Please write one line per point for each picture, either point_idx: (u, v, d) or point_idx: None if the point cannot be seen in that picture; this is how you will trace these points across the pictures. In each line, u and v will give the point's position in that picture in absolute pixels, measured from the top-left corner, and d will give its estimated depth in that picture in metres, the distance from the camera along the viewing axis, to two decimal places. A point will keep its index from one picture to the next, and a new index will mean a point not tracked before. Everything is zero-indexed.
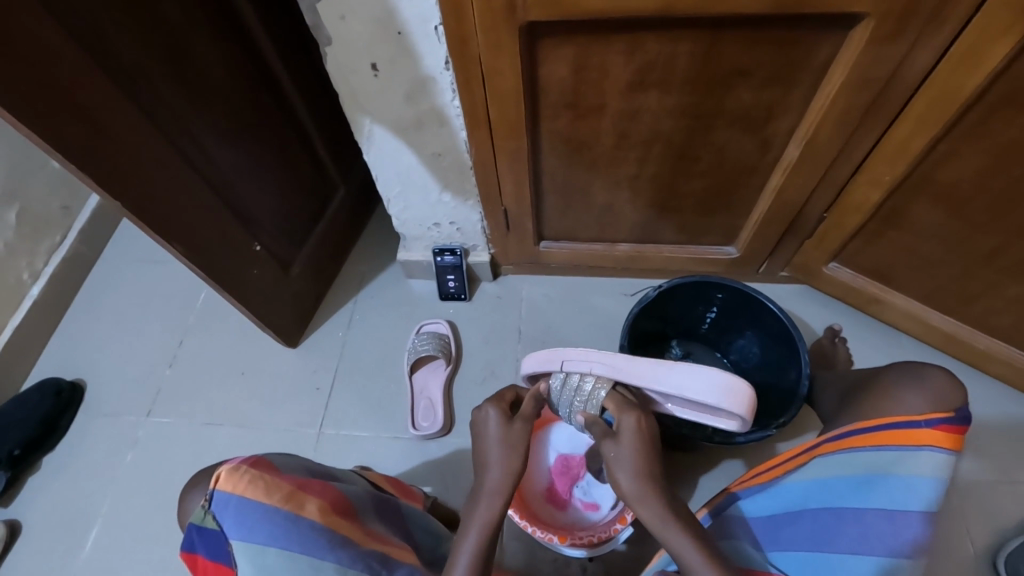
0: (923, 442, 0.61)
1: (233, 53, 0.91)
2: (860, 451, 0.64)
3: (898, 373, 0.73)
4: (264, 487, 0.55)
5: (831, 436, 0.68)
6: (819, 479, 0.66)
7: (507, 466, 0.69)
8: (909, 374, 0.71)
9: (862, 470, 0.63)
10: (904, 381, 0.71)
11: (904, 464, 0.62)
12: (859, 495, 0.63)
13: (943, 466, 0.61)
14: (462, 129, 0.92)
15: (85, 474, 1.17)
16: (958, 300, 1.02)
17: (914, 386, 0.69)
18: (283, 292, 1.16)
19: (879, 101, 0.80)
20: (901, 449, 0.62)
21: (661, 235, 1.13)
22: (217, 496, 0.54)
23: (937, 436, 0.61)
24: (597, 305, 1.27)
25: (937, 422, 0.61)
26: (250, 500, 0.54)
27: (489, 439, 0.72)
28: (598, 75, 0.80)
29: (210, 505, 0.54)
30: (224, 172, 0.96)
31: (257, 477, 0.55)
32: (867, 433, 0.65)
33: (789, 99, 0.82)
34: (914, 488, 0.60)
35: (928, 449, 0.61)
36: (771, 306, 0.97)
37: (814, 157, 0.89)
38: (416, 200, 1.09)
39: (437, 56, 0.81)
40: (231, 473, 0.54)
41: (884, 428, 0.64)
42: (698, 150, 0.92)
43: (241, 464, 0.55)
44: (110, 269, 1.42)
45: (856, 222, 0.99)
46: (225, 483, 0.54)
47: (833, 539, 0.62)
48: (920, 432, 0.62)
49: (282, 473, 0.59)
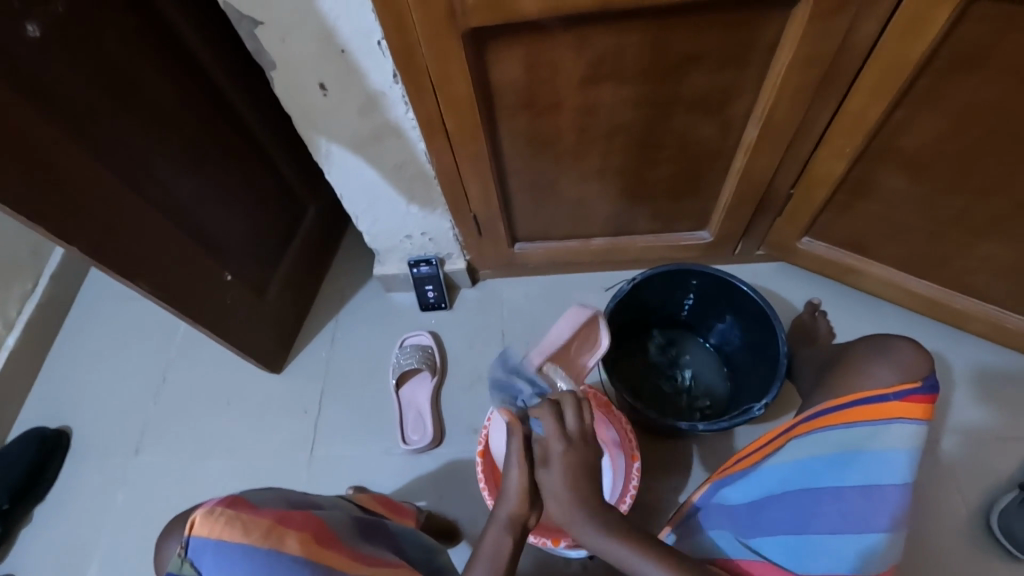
0: (894, 415, 0.62)
1: (182, 82, 0.90)
2: (834, 429, 0.64)
3: (869, 345, 0.73)
4: (241, 527, 0.55)
5: (806, 416, 0.67)
6: (797, 460, 0.65)
7: (512, 506, 0.65)
8: (880, 346, 0.71)
9: (837, 448, 0.64)
10: (875, 354, 0.71)
11: (876, 438, 0.62)
12: (837, 474, 0.63)
13: (914, 438, 0.61)
14: (419, 140, 0.92)
15: (77, 521, 1.16)
16: (929, 263, 1.03)
17: (886, 359, 0.68)
18: (260, 319, 1.15)
19: (831, 74, 0.80)
20: (874, 424, 0.62)
21: (633, 226, 1.13)
22: (193, 542, 0.54)
23: (906, 408, 0.61)
24: (579, 301, 1.26)
25: (906, 394, 0.62)
26: (228, 542, 0.54)
27: (509, 479, 0.66)
28: (548, 73, 0.80)
29: (186, 552, 0.53)
30: (183, 206, 0.94)
31: (233, 517, 0.55)
32: (839, 410, 0.65)
33: (743, 81, 0.82)
34: (888, 462, 0.61)
35: (899, 422, 0.62)
36: (743, 287, 0.98)
37: (775, 135, 0.89)
38: (384, 215, 1.08)
39: (384, 71, 0.81)
40: (206, 516, 0.54)
41: (855, 405, 0.64)
42: (660, 138, 0.92)
43: (215, 506, 0.55)
44: (87, 312, 1.40)
45: (824, 195, 0.99)
46: (201, 528, 0.54)
47: (812, 516, 0.62)
48: (890, 406, 0.62)
49: (260, 509, 0.59)
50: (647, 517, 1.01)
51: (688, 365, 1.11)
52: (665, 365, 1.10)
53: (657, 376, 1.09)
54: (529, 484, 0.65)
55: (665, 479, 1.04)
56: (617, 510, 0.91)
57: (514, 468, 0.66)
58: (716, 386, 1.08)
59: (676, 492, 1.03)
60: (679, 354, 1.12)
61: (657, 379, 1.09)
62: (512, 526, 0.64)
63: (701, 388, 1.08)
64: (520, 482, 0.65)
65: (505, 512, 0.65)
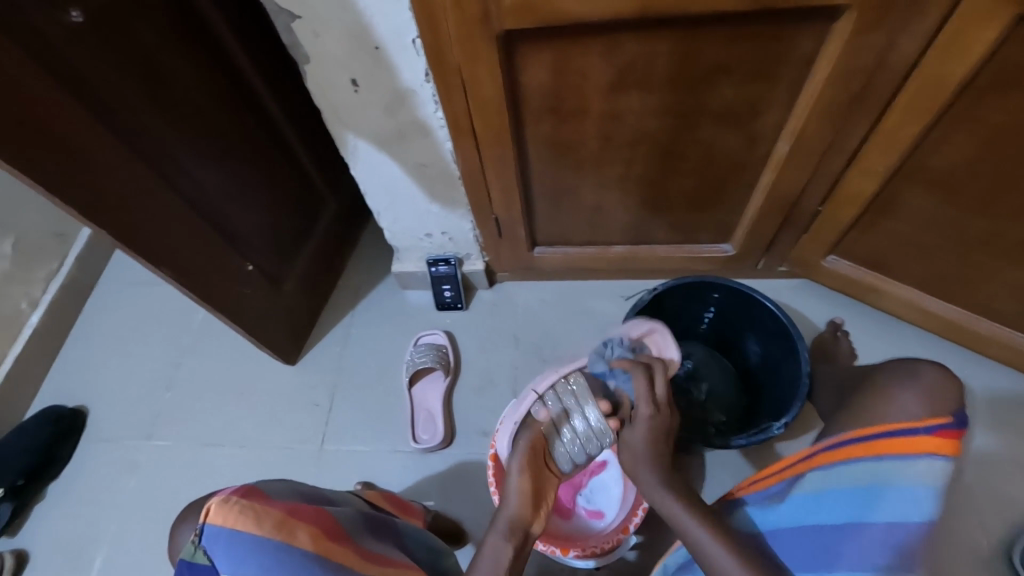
0: (923, 450, 0.59)
1: (213, 72, 0.91)
2: (858, 461, 0.62)
3: (892, 370, 0.72)
4: (255, 518, 0.56)
5: (827, 444, 0.65)
6: (816, 490, 0.63)
7: (519, 513, 0.69)
8: (904, 371, 0.70)
9: (859, 479, 0.61)
10: (899, 376, 0.70)
11: (901, 473, 0.60)
12: (859, 509, 0.60)
13: (944, 477, 0.58)
14: (446, 140, 0.92)
15: (88, 501, 1.17)
16: (957, 287, 1.00)
17: (913, 385, 0.68)
18: (277, 310, 1.16)
19: (865, 90, 0.78)
20: (901, 458, 0.60)
21: (654, 235, 1.12)
22: (206, 531, 0.54)
23: (938, 442, 0.59)
24: (595, 310, 1.25)
25: (937, 428, 0.59)
26: (242, 532, 0.54)
27: (508, 490, 0.71)
28: (577, 78, 0.79)
29: (199, 540, 0.54)
30: (208, 195, 0.95)
31: (247, 507, 0.56)
32: (862, 440, 0.62)
33: (773, 96, 0.81)
34: (916, 501, 0.58)
35: (928, 458, 0.59)
36: (767, 304, 0.95)
37: (805, 150, 0.88)
38: (406, 213, 1.09)
39: (417, 70, 0.80)
40: (221, 505, 0.55)
41: (879, 435, 0.62)
42: (685, 149, 0.91)
43: (230, 495, 0.56)
44: (108, 296, 1.42)
45: (851, 213, 0.97)
46: (215, 517, 0.54)
47: (826, 549, 0.59)
48: (919, 440, 0.60)
49: (274, 502, 0.60)
50: (656, 531, 1.00)
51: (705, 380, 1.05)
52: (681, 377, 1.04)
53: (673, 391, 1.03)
54: (528, 489, 0.70)
55: None
56: (628, 523, 0.90)
57: (517, 476, 0.71)
58: (731, 402, 1.04)
59: None
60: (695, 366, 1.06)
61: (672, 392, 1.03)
62: (514, 531, 0.68)
63: (717, 403, 1.03)
64: (521, 487, 0.70)
65: (507, 518, 0.69)
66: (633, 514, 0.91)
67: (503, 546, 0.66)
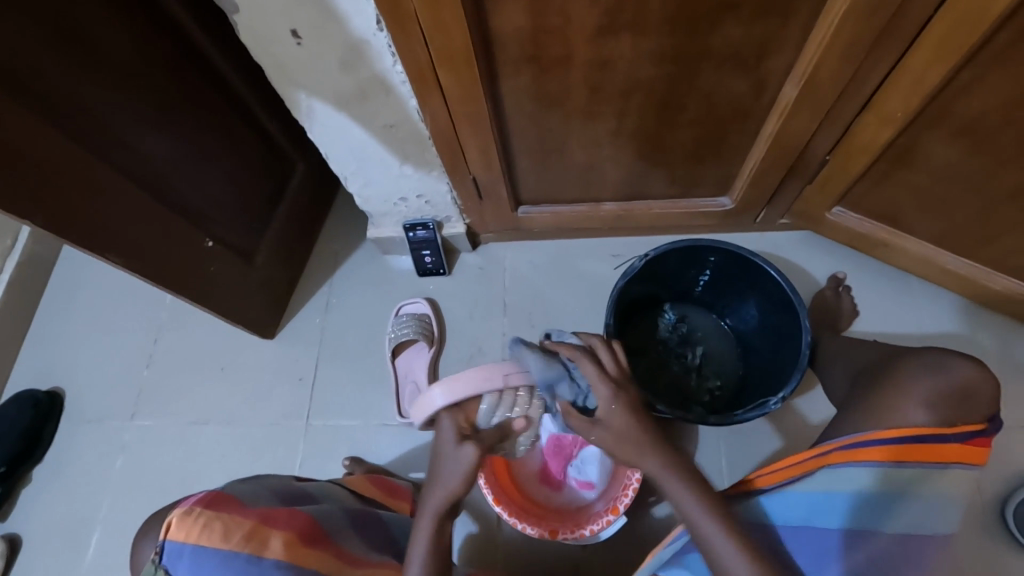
0: (956, 459, 0.62)
1: (140, 26, 0.79)
2: (905, 465, 0.62)
3: (918, 361, 0.70)
4: (220, 531, 0.54)
5: (846, 443, 0.63)
6: (833, 491, 0.62)
7: (452, 488, 0.64)
8: (931, 363, 0.69)
9: (877, 484, 0.62)
10: (926, 371, 0.68)
11: (917, 478, 0.62)
12: (872, 514, 0.62)
13: (959, 481, 0.63)
14: (411, 96, 0.81)
15: (75, 484, 1.16)
16: (972, 240, 0.94)
17: (944, 383, 0.66)
18: (249, 285, 1.09)
19: (892, 26, 0.67)
20: (938, 465, 0.62)
21: (647, 191, 1.04)
22: (169, 547, 0.52)
23: (970, 453, 0.62)
24: (585, 271, 1.19)
25: (972, 438, 0.63)
26: (205, 547, 0.53)
27: (445, 467, 0.64)
28: (557, 22, 0.68)
29: (161, 558, 0.52)
30: (152, 168, 0.85)
31: (211, 520, 0.54)
32: (888, 443, 0.62)
33: (784, 34, 0.71)
34: (935, 505, 0.62)
35: (957, 465, 0.62)
36: (770, 270, 0.90)
37: (817, 95, 0.78)
38: (375, 177, 0.99)
39: (367, 15, 0.69)
40: (182, 519, 0.53)
41: (909, 441, 0.62)
42: (682, 98, 0.81)
43: (193, 508, 0.54)
44: (71, 270, 1.35)
45: (863, 164, 0.88)
46: (177, 531, 0.53)
47: (837, 551, 0.61)
48: (959, 449, 0.62)
49: (244, 508, 0.58)
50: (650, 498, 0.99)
51: (699, 343, 1.03)
52: (674, 344, 1.03)
53: (666, 356, 1.02)
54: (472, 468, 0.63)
55: None
56: (619, 505, 0.88)
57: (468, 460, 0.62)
58: (726, 366, 1.02)
59: None
60: (690, 331, 1.04)
61: (664, 358, 1.02)
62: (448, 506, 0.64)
63: (711, 368, 1.02)
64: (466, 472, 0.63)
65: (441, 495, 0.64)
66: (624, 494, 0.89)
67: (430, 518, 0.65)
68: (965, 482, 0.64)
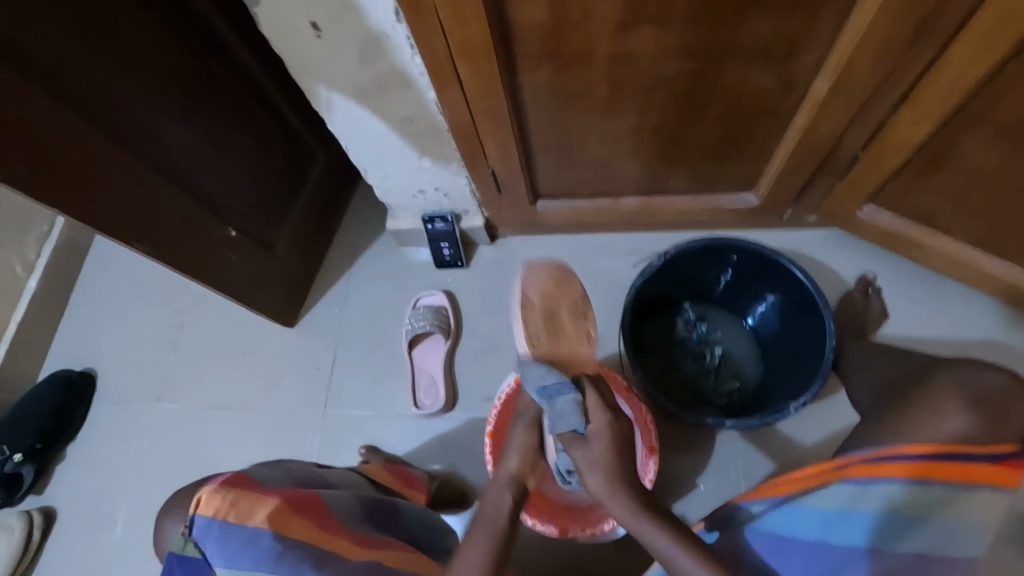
0: (985, 480, 0.59)
1: (160, 20, 0.80)
2: (925, 484, 0.60)
3: (952, 377, 0.68)
4: (248, 509, 0.55)
5: (864, 458, 0.63)
6: (846, 508, 0.61)
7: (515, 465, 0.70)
8: (965, 381, 0.66)
9: (898, 501, 0.60)
10: (959, 388, 0.66)
11: (943, 498, 0.59)
12: (891, 533, 0.59)
13: (991, 504, 0.60)
14: (429, 89, 0.80)
15: (105, 462, 1.20)
16: (1014, 245, 0.89)
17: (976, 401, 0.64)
18: (270, 274, 1.11)
19: (935, 18, 0.64)
20: (965, 486, 0.59)
21: (668, 187, 1.01)
22: (198, 522, 0.54)
23: (1001, 473, 0.59)
24: (603, 267, 1.17)
25: (1005, 459, 0.60)
26: (233, 524, 0.54)
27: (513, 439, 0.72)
28: (579, 16, 0.66)
29: (190, 533, 0.54)
30: (176, 160, 0.87)
31: (240, 498, 0.56)
32: (908, 460, 0.61)
33: (816, 29, 0.68)
34: (963, 529, 0.59)
35: (988, 488, 0.59)
36: (797, 272, 0.88)
37: (850, 90, 0.74)
38: (394, 169, 0.99)
39: (385, 7, 0.69)
40: (212, 495, 0.54)
41: (931, 459, 0.60)
42: (707, 93, 0.78)
43: (222, 486, 0.56)
44: (104, 257, 1.39)
45: (898, 162, 0.84)
46: (206, 507, 0.54)
47: (850, 571, 0.59)
48: (988, 469, 0.59)
49: (268, 490, 0.59)
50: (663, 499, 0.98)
51: (718, 344, 1.01)
52: (692, 343, 1.01)
53: (684, 355, 1.00)
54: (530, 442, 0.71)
55: (682, 461, 0.99)
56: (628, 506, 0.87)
57: (524, 428, 0.72)
58: (745, 368, 0.99)
59: (696, 475, 0.98)
60: (710, 331, 1.02)
61: (681, 356, 1.00)
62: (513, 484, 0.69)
63: (729, 369, 0.99)
64: (524, 442, 0.71)
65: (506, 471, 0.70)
66: None
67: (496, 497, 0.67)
68: (999, 507, 0.60)
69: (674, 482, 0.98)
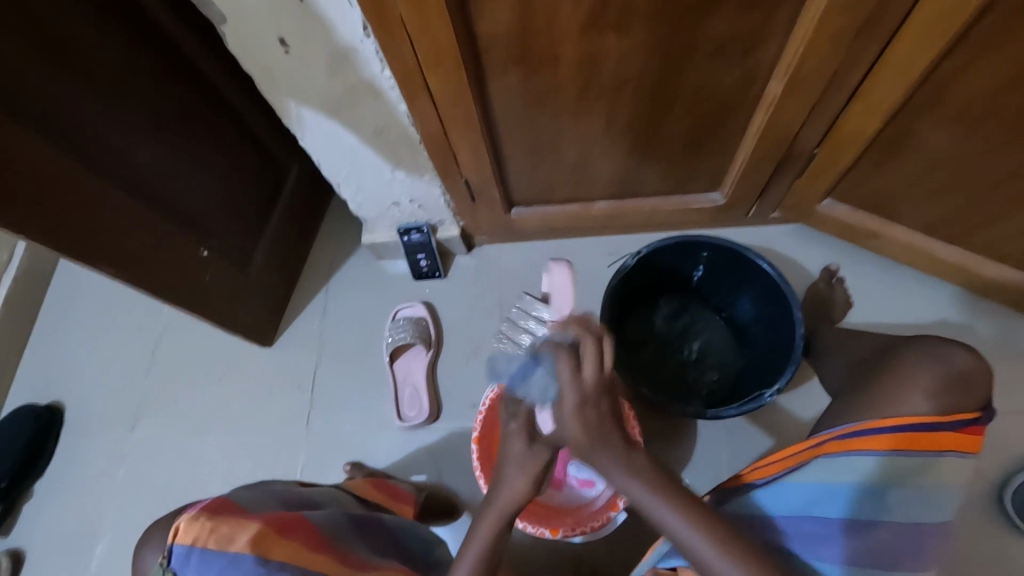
0: (951, 446, 0.63)
1: (125, 37, 0.79)
2: (897, 454, 0.62)
3: (916, 351, 0.69)
4: (227, 534, 0.55)
5: (838, 433, 0.64)
6: (827, 482, 0.63)
7: (520, 487, 0.60)
8: (929, 354, 0.68)
9: (872, 476, 0.62)
10: (924, 361, 0.68)
11: (912, 469, 0.62)
12: (870, 504, 0.62)
13: (957, 469, 0.63)
14: (400, 101, 0.81)
15: (77, 497, 1.16)
16: (962, 228, 0.94)
17: (941, 373, 0.66)
18: (246, 293, 1.10)
19: (875, 16, 0.68)
20: (933, 454, 0.62)
21: (638, 188, 1.04)
22: (176, 550, 0.54)
23: (964, 439, 0.63)
24: (580, 270, 1.19)
25: (967, 425, 0.63)
26: (212, 550, 0.54)
27: (509, 451, 0.61)
28: (544, 23, 0.69)
29: (169, 562, 0.53)
30: (145, 180, 0.86)
31: (219, 524, 0.55)
32: (878, 433, 0.63)
33: (769, 27, 0.71)
34: (934, 494, 0.62)
35: (952, 453, 0.63)
36: (760, 263, 0.91)
37: (803, 87, 0.79)
38: (367, 181, 0.99)
39: (354, 23, 0.70)
40: (190, 523, 0.54)
41: (902, 431, 0.62)
42: (670, 94, 0.82)
43: (200, 513, 0.55)
44: (68, 286, 1.35)
45: (852, 154, 0.89)
46: (184, 535, 0.54)
47: (834, 545, 0.61)
48: (952, 436, 0.62)
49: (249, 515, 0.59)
50: None
51: (696, 337, 1.04)
52: (670, 337, 1.03)
53: (665, 350, 1.02)
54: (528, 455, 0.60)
55: (667, 456, 1.01)
56: (619, 501, 0.89)
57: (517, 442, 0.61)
58: (723, 360, 1.02)
59: (681, 469, 1.00)
60: (687, 325, 1.05)
61: (662, 351, 1.03)
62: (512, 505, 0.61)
63: (709, 361, 1.02)
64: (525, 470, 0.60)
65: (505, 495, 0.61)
66: None
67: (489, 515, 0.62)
68: (961, 471, 0.63)
69: None
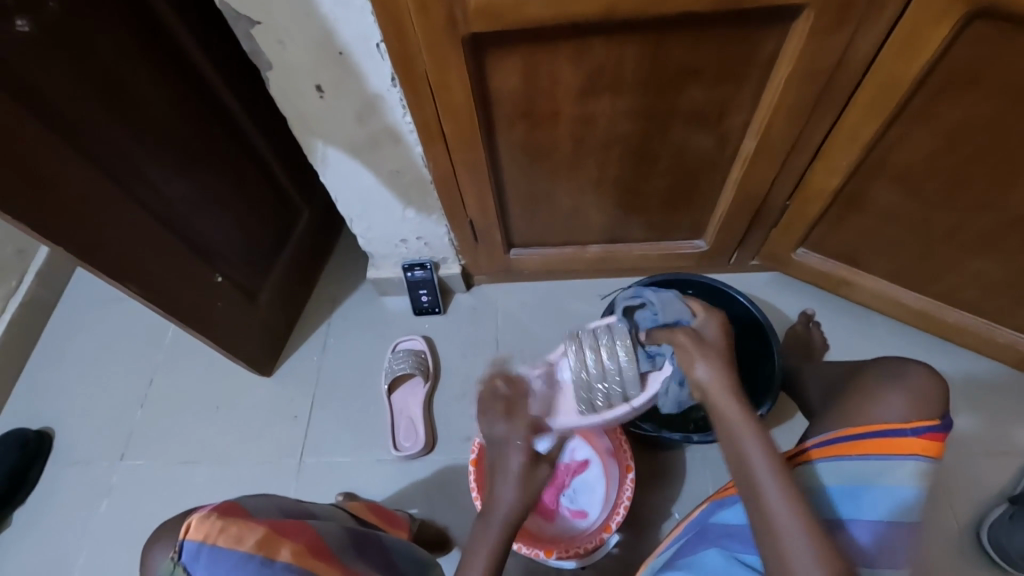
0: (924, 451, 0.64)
1: (173, 82, 0.89)
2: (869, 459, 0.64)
3: (880, 370, 0.73)
4: (236, 534, 0.55)
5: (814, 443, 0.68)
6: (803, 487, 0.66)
7: (511, 501, 0.68)
8: (892, 372, 0.72)
9: (848, 479, 0.64)
10: (886, 378, 0.72)
11: (888, 472, 0.64)
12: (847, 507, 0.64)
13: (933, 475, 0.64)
14: (417, 146, 0.91)
15: (56, 529, 1.13)
16: (922, 277, 1.03)
17: (901, 387, 0.69)
18: (252, 322, 1.14)
19: (829, 90, 0.80)
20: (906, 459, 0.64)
21: (628, 234, 1.13)
22: (186, 547, 0.54)
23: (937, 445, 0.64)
24: (573, 310, 1.25)
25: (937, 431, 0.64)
26: (221, 548, 0.54)
27: (508, 466, 0.69)
28: (547, 83, 0.79)
29: (179, 558, 0.53)
30: (173, 210, 0.93)
31: (228, 524, 0.55)
32: (852, 440, 0.66)
33: (740, 96, 0.83)
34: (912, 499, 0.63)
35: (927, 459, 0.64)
36: (739, 297, 1.02)
37: (772, 148, 0.89)
38: (379, 219, 1.07)
39: (384, 75, 0.80)
40: (200, 521, 0.54)
41: (872, 437, 0.65)
42: (657, 150, 0.92)
43: (210, 512, 0.55)
44: (70, 315, 1.37)
45: (819, 208, 0.99)
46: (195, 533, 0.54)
47: None
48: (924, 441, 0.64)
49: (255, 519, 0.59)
50: (642, 530, 1.01)
51: None
52: None
53: None
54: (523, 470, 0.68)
55: (657, 490, 1.04)
56: (610, 523, 0.92)
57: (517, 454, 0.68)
58: None
59: (671, 503, 1.03)
60: None
61: None
62: (507, 525, 0.68)
63: None
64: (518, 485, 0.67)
65: (502, 512, 0.68)
66: (615, 513, 0.93)
67: (489, 531, 0.68)
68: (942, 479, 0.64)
69: (649, 511, 1.02)
